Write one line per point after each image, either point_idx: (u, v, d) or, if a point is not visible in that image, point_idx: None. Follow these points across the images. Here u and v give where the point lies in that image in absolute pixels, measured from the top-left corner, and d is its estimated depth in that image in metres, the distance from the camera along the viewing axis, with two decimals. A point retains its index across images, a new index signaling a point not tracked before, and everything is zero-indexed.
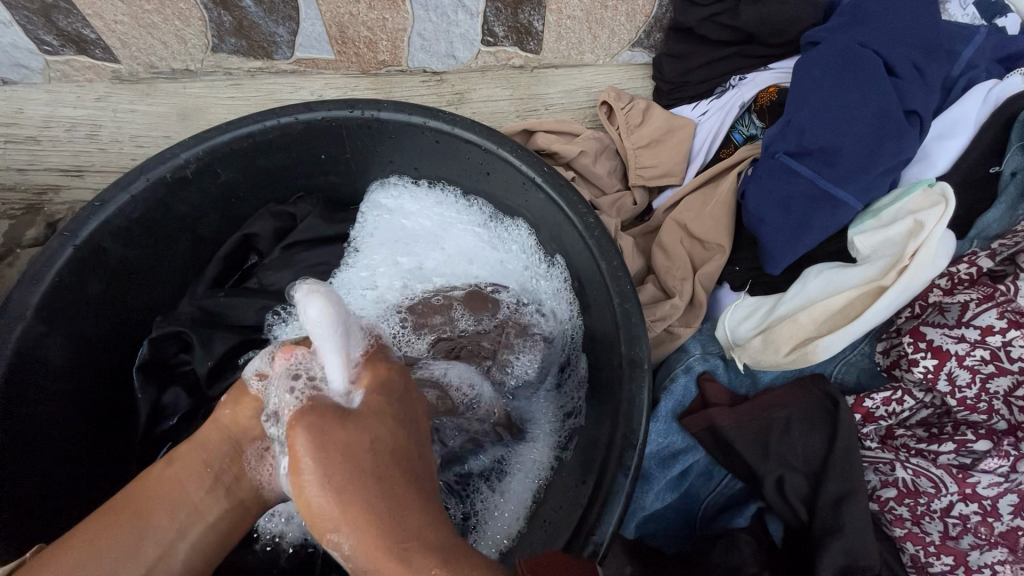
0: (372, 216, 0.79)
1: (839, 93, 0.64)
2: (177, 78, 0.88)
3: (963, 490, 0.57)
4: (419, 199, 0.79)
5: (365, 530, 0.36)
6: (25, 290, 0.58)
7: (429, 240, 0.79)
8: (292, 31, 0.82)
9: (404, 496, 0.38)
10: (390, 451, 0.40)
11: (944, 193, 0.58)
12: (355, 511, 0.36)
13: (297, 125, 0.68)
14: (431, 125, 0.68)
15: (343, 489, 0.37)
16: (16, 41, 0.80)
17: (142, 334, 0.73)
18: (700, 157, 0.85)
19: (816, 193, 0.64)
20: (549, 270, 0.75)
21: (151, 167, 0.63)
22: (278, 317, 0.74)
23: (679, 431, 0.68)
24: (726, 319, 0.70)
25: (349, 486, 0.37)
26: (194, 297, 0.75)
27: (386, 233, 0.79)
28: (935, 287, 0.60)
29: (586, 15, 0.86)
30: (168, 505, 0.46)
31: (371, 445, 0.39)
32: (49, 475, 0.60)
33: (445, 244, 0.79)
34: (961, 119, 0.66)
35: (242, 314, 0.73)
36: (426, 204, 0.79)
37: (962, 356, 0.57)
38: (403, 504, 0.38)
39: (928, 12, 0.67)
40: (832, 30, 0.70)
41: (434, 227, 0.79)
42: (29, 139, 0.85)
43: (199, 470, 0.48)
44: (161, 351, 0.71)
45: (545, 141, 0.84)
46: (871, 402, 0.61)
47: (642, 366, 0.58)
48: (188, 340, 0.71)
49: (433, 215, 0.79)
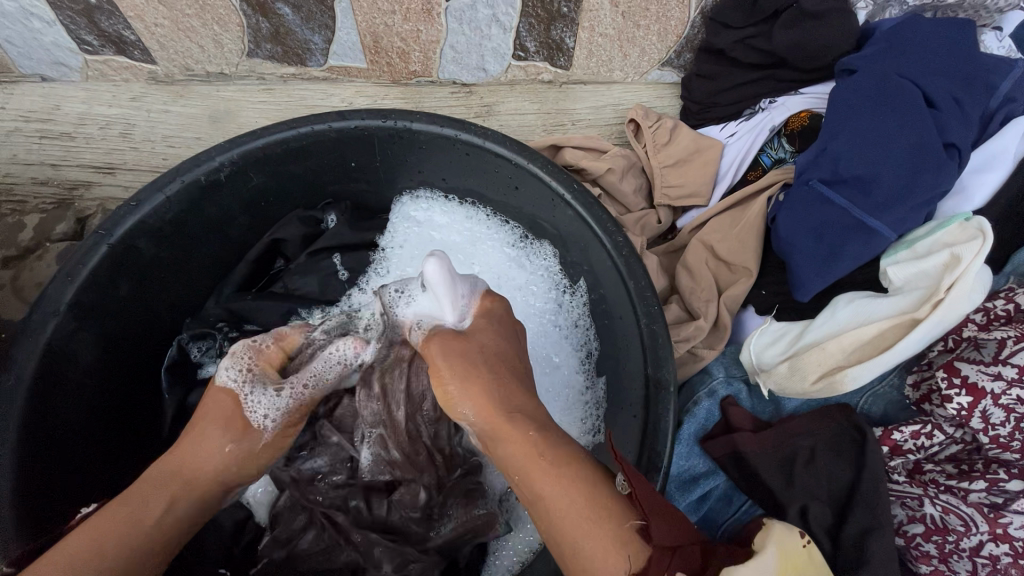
0: (402, 228, 0.81)
1: (876, 123, 0.64)
2: (211, 81, 0.90)
3: (994, 530, 0.56)
4: (451, 214, 0.81)
5: (491, 398, 0.50)
6: (60, 286, 0.59)
7: (455, 253, 0.80)
8: (327, 39, 0.83)
9: (514, 393, 0.51)
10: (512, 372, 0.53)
11: (981, 227, 0.58)
12: (479, 383, 0.51)
13: (330, 133, 0.68)
14: (464, 138, 0.68)
15: (471, 372, 0.51)
16: (58, 41, 0.81)
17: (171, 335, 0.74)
18: (728, 178, 0.85)
19: (850, 222, 0.64)
20: (572, 290, 0.76)
21: (186, 169, 0.64)
22: (301, 319, 0.75)
23: (701, 455, 0.67)
24: (752, 343, 0.69)
25: (475, 367, 0.52)
26: (218, 298, 0.76)
27: (417, 245, 0.80)
28: (970, 322, 0.62)
29: (618, 33, 0.85)
30: (153, 521, 0.49)
31: (483, 349, 0.54)
32: (74, 477, 0.60)
33: (477, 255, 0.80)
34: (1000, 154, 0.66)
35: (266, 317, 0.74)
36: (457, 218, 0.81)
37: (997, 394, 0.57)
38: (515, 383, 0.52)
39: (966, 45, 0.67)
40: (868, 58, 0.70)
41: (465, 240, 0.80)
42: (64, 135, 0.87)
43: (186, 490, 0.52)
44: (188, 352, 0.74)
45: (573, 157, 0.84)
46: (900, 435, 0.61)
47: (668, 387, 0.59)
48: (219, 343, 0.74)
49: (466, 232, 0.80)
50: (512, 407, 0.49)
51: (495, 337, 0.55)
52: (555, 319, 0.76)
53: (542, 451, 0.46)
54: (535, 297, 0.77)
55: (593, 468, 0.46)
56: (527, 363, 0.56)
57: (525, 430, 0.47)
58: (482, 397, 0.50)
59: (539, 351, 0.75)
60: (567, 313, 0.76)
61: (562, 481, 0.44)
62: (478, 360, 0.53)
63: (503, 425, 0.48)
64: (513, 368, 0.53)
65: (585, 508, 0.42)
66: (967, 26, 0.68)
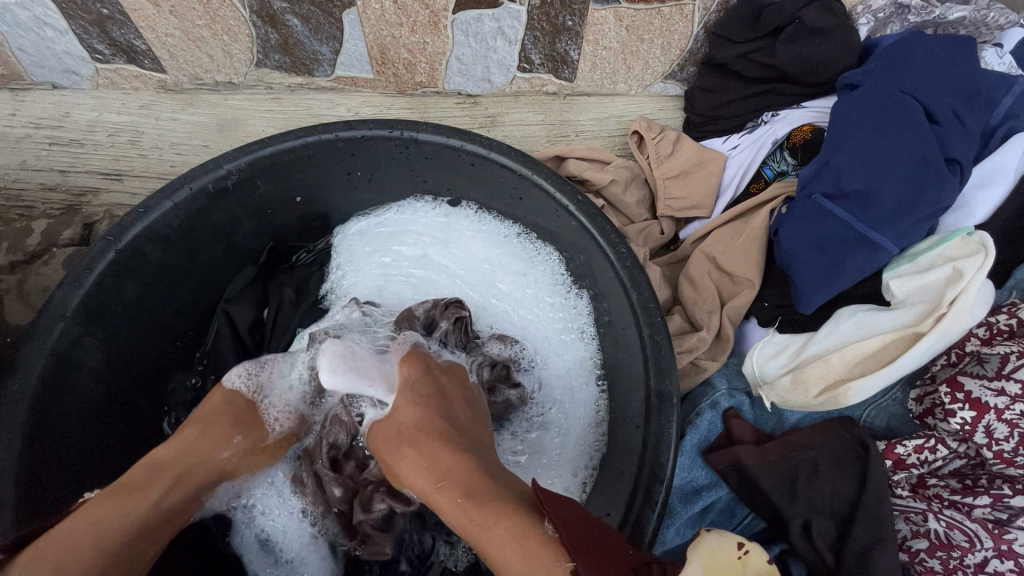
0: (357, 232, 0.81)
1: (878, 138, 0.65)
2: (220, 90, 0.91)
3: (999, 547, 0.55)
4: (421, 213, 0.81)
5: (422, 464, 0.49)
6: (68, 291, 0.60)
7: (432, 262, 0.80)
8: (335, 50, 0.84)
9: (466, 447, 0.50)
10: (451, 427, 0.52)
11: (983, 242, 0.59)
12: (416, 459, 0.50)
13: (336, 142, 0.69)
14: (469, 148, 0.69)
15: (411, 443, 0.51)
16: (71, 49, 0.82)
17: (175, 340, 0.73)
18: (731, 189, 0.85)
19: (852, 236, 0.64)
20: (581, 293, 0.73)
21: (195, 177, 0.65)
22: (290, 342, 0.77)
23: (704, 467, 0.67)
24: (755, 354, 0.69)
25: (415, 438, 0.51)
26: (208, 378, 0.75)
27: (369, 257, 0.80)
28: (973, 336, 0.62)
29: (622, 47, 0.86)
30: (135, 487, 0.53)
31: (417, 416, 0.53)
32: (77, 487, 0.60)
33: (450, 253, 0.80)
34: (1002, 169, 0.66)
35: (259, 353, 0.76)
36: (426, 221, 0.80)
37: (1001, 409, 0.57)
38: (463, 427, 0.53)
39: (968, 62, 0.68)
40: (870, 74, 0.71)
41: (433, 243, 0.80)
42: (73, 142, 0.88)
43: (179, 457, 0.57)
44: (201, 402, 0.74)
45: (577, 168, 0.85)
46: (903, 449, 0.61)
47: (671, 399, 0.59)
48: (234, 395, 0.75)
49: (436, 233, 0.80)
50: (456, 465, 0.48)
51: (412, 399, 0.54)
52: (567, 323, 0.74)
53: (471, 517, 0.45)
54: (536, 296, 0.76)
55: (524, 513, 0.44)
56: (465, 414, 0.55)
57: (452, 494, 0.46)
58: (422, 463, 0.50)
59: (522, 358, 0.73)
60: (577, 317, 0.74)
61: (498, 533, 0.43)
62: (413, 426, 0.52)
63: (439, 486, 0.47)
64: (458, 419, 0.53)
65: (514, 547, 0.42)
66: (968, 43, 0.69)
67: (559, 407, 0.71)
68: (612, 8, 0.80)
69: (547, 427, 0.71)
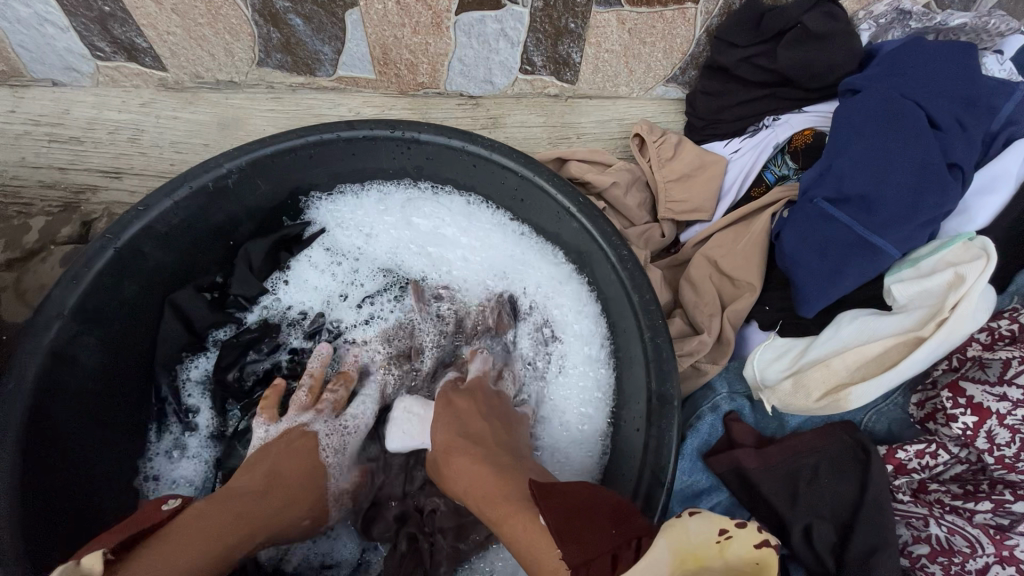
0: (376, 211, 0.79)
1: (879, 143, 0.65)
2: (221, 88, 0.90)
3: (1000, 552, 0.56)
4: (409, 190, 0.78)
5: (459, 479, 0.56)
6: (65, 289, 0.59)
7: (432, 240, 0.79)
8: (337, 50, 0.84)
9: (497, 460, 0.56)
10: (476, 441, 0.58)
11: (985, 247, 0.59)
12: (453, 474, 0.57)
13: (338, 142, 0.69)
14: (470, 149, 0.68)
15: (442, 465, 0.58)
16: (71, 47, 0.82)
17: (154, 325, 0.70)
18: (732, 193, 0.85)
19: (854, 241, 0.64)
20: (593, 316, 0.71)
21: (195, 175, 0.65)
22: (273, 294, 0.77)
23: (705, 471, 0.67)
24: (756, 358, 0.69)
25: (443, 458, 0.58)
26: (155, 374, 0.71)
27: (362, 227, 0.79)
28: (975, 342, 0.62)
29: (624, 50, 0.86)
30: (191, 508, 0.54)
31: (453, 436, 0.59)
32: (72, 495, 0.59)
33: (468, 242, 0.78)
34: (1002, 175, 0.67)
35: (225, 357, 0.72)
36: (415, 195, 0.78)
37: (1002, 415, 0.57)
38: (493, 449, 0.58)
39: (969, 67, 0.68)
40: (871, 79, 0.71)
41: (433, 217, 0.78)
42: (73, 140, 0.88)
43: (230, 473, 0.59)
44: (184, 398, 0.72)
45: (578, 170, 0.85)
46: (904, 454, 0.61)
47: (672, 402, 0.59)
48: (186, 370, 0.73)
49: (457, 221, 0.78)
50: (482, 479, 0.54)
51: (440, 430, 0.61)
52: (580, 348, 0.72)
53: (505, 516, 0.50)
54: (558, 311, 0.74)
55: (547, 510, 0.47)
56: (485, 426, 0.61)
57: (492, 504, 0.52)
58: (461, 477, 0.56)
59: (535, 335, 0.75)
60: (593, 344, 0.71)
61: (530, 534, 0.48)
62: (456, 443, 0.58)
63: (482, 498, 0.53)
64: (485, 432, 0.60)
65: (526, 547, 0.48)
66: (970, 49, 0.69)
67: (568, 396, 0.72)
68: (614, 11, 0.80)
69: (552, 411, 0.72)
